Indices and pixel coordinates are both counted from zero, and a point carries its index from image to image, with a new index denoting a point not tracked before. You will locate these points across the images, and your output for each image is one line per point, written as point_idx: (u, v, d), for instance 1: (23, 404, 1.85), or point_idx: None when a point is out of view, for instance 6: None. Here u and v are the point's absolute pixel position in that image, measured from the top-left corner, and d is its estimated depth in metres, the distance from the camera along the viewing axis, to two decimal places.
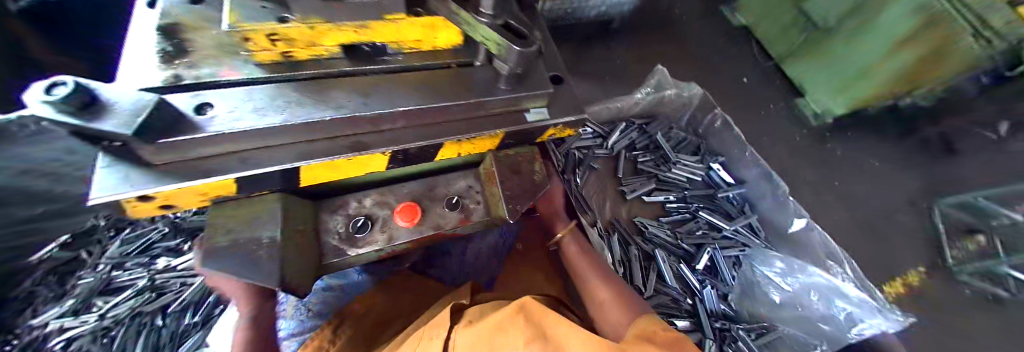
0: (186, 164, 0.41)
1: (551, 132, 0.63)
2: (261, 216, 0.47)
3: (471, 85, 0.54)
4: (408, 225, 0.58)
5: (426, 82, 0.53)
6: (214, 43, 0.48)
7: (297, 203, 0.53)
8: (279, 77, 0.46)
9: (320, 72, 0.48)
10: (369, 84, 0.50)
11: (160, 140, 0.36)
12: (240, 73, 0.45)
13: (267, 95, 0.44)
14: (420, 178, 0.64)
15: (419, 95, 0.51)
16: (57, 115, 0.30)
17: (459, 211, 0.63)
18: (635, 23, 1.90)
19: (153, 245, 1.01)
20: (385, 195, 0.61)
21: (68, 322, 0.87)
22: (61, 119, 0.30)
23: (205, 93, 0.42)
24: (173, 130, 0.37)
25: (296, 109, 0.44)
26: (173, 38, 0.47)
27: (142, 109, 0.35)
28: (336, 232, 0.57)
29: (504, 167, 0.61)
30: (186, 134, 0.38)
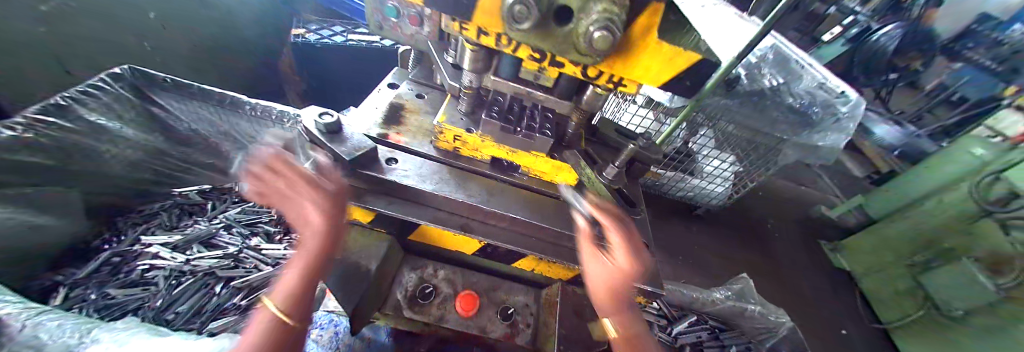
0: (355, 190, 0.57)
1: None
2: (371, 249, 0.57)
3: (569, 217, 0.63)
4: (461, 313, 0.61)
5: (537, 202, 0.63)
6: (417, 124, 0.68)
7: (394, 249, 0.61)
8: (441, 159, 0.62)
9: (469, 166, 0.63)
10: (497, 188, 0.63)
11: (358, 170, 0.54)
12: (419, 146, 0.63)
13: (430, 168, 0.60)
14: (491, 277, 0.67)
15: (527, 210, 0.60)
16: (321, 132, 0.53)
17: (509, 324, 0.62)
18: (721, 220, 1.93)
19: (259, 223, 1.08)
20: (456, 276, 0.65)
21: (164, 253, 0.94)
22: (317, 136, 0.54)
23: (394, 152, 0.60)
24: (367, 168, 0.55)
25: (442, 185, 0.58)
26: (394, 111, 0.69)
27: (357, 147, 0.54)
28: (405, 288, 0.62)
29: (567, 303, 0.62)
30: (374, 172, 0.55)
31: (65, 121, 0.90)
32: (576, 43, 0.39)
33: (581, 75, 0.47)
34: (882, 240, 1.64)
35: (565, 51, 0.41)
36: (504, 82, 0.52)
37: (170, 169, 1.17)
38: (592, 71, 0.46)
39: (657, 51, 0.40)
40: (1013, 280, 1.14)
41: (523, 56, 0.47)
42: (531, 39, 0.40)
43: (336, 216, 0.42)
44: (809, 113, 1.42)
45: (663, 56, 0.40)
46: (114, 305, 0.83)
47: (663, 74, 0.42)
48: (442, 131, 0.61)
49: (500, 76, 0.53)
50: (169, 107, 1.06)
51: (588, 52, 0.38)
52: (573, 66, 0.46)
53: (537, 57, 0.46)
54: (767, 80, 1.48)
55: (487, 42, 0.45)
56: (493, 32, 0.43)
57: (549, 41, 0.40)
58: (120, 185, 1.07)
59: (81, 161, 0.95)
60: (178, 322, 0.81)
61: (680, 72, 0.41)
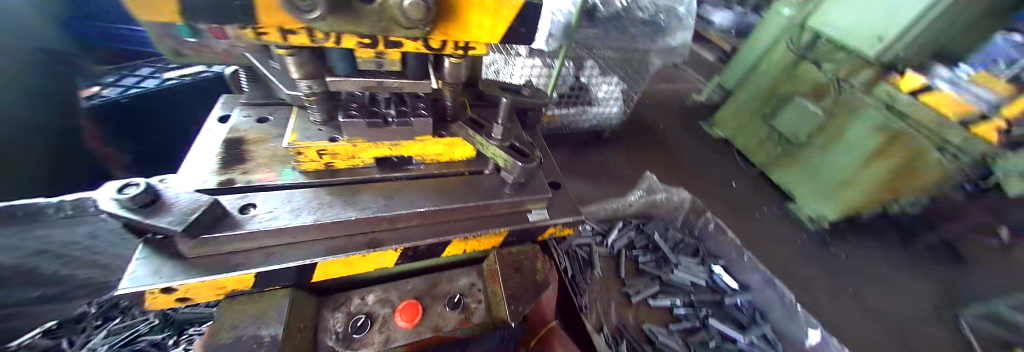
0: (216, 257, 0.47)
1: (551, 230, 0.68)
2: (268, 312, 0.49)
3: (478, 188, 0.62)
4: (406, 324, 0.58)
5: (442, 185, 0.61)
6: (270, 154, 0.58)
7: (302, 300, 0.54)
8: (315, 181, 0.54)
9: (352, 177, 0.57)
10: (394, 188, 0.58)
11: (205, 235, 0.44)
12: (281, 177, 0.54)
13: (306, 197, 0.52)
14: (426, 276, 0.65)
15: (433, 198, 0.58)
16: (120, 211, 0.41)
17: (460, 311, 0.62)
18: (625, 136, 2.15)
19: (139, 337, 0.87)
20: (389, 292, 0.62)
21: None
22: (117, 212, 0.41)
23: (250, 195, 0.51)
24: (216, 227, 0.45)
25: (323, 210, 0.50)
26: (232, 148, 0.58)
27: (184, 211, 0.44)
28: (334, 331, 0.56)
29: (507, 266, 0.64)
30: (228, 230, 0.45)
31: None
32: (395, 16, 0.36)
33: (423, 50, 0.44)
34: (740, 105, 2.02)
35: (389, 29, 0.38)
36: (344, 80, 0.46)
37: None
38: (431, 42, 0.43)
39: (484, 8, 0.39)
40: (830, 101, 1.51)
41: (351, 45, 0.41)
42: (342, 24, 0.35)
43: None
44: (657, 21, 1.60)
45: (490, 10, 0.39)
46: None
47: (499, 26, 0.42)
48: (301, 151, 0.51)
49: (336, 74, 0.48)
50: None
51: (409, 24, 0.36)
52: (412, 41, 0.42)
53: (368, 42, 0.41)
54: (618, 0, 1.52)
55: (299, 41, 0.38)
56: (298, 29, 0.36)
57: (368, 23, 0.36)
58: None
59: None
60: None
61: (513, 19, 0.41)
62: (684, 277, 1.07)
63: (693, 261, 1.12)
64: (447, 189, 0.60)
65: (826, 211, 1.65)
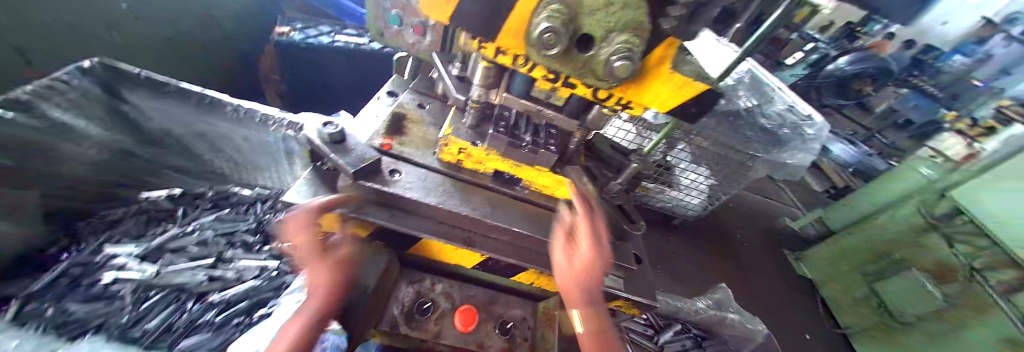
0: None
1: (619, 302, 0.67)
2: (369, 263, 0.56)
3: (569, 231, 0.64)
4: (460, 328, 0.60)
5: (539, 215, 0.65)
6: (420, 135, 0.68)
7: (392, 264, 0.60)
8: (444, 171, 0.62)
9: (470, 179, 0.64)
10: (500, 201, 0.63)
11: (361, 181, 0.53)
12: (421, 157, 0.62)
13: (435, 182, 0.59)
14: (488, 290, 0.68)
15: (531, 225, 0.61)
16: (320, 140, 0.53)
17: (507, 338, 0.62)
18: (696, 230, 2.03)
19: (237, 232, 1.04)
20: (454, 290, 0.65)
21: (132, 263, 0.86)
22: (319, 143, 0.53)
23: (397, 163, 0.60)
24: (370, 178, 0.54)
25: (444, 197, 0.58)
26: (394, 120, 0.69)
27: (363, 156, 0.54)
28: (402, 304, 0.61)
29: (565, 318, 0.63)
30: (377, 184, 0.53)
31: (22, 114, 0.78)
32: (595, 68, 0.41)
33: (592, 97, 0.49)
34: (841, 250, 1.78)
35: (584, 74, 0.43)
36: (514, 99, 0.54)
37: (136, 172, 1.08)
38: (603, 94, 0.48)
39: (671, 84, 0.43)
40: (958, 289, 1.28)
41: (537, 76, 0.48)
42: (551, 62, 0.41)
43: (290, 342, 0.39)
44: (779, 133, 1.52)
45: (668, 88, 0.43)
46: (72, 323, 0.75)
47: (670, 100, 0.45)
48: (447, 144, 0.60)
49: (510, 92, 0.55)
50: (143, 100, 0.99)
51: (606, 77, 0.40)
52: (585, 88, 0.48)
53: (552, 78, 0.48)
54: (743, 102, 1.59)
55: (504, 61, 0.46)
56: (512, 53, 0.44)
57: (570, 66, 0.42)
58: (77, 187, 0.97)
59: (38, 164, 0.86)
60: (147, 339, 0.76)
61: (685, 99, 0.45)
62: None
63: None
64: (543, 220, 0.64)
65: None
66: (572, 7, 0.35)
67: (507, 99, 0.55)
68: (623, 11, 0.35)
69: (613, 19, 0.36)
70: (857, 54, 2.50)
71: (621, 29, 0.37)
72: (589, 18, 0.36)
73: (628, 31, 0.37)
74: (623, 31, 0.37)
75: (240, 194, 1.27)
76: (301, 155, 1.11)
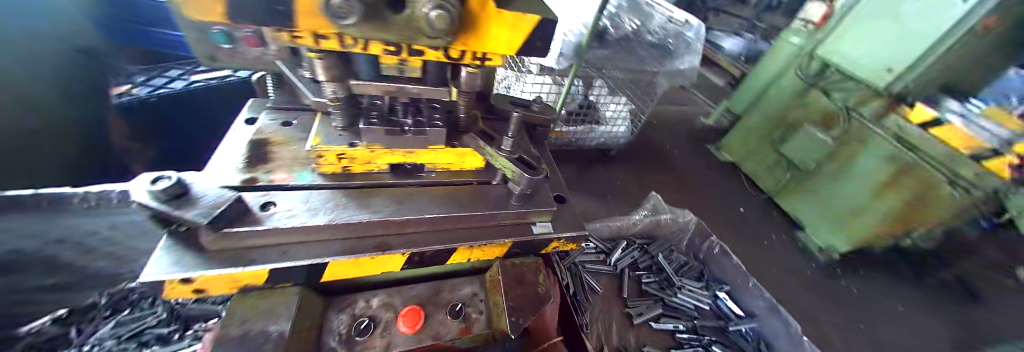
0: (233, 251, 0.49)
1: (555, 244, 0.69)
2: (278, 309, 0.50)
3: (484, 198, 0.64)
4: (409, 329, 0.58)
5: (451, 193, 0.63)
6: (292, 155, 0.61)
7: (311, 298, 0.55)
8: (331, 184, 0.57)
9: (365, 182, 0.59)
10: (404, 193, 0.60)
11: (225, 229, 0.46)
12: (300, 178, 0.56)
13: (323, 199, 0.54)
14: (429, 283, 0.66)
15: (443, 205, 0.60)
16: (150, 203, 0.43)
17: (461, 320, 0.62)
18: (631, 154, 2.17)
19: (146, 329, 0.88)
20: (393, 297, 0.63)
21: None
22: (155, 206, 0.43)
23: (271, 193, 0.53)
24: (238, 221, 0.47)
25: (338, 212, 0.53)
26: (258, 149, 0.61)
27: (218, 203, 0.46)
28: (338, 332, 0.57)
29: (509, 278, 0.63)
30: (248, 225, 0.47)
31: None
32: (419, 26, 0.38)
33: (444, 58, 0.47)
34: (748, 129, 2.02)
35: (414, 37, 0.40)
36: (368, 84, 0.50)
37: None
38: (455, 52, 0.46)
39: (503, 22, 0.41)
40: (839, 129, 1.54)
41: (377, 52, 0.44)
42: (371, 33, 0.38)
43: None
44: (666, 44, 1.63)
45: (506, 26, 0.42)
46: None
47: (514, 40, 0.44)
48: (321, 154, 0.54)
49: (361, 78, 0.51)
50: None
51: (432, 34, 0.38)
52: (433, 51, 0.45)
53: (393, 50, 0.44)
54: (628, 24, 1.58)
55: (330, 46, 0.41)
56: (330, 34, 0.39)
57: (393, 32, 0.39)
58: None
59: None
60: None
61: (528, 35, 0.44)
62: (687, 302, 1.05)
63: (699, 286, 1.09)
64: (455, 196, 0.62)
65: (837, 243, 1.61)
66: None
67: (362, 87, 0.50)
68: None
69: None
70: None
71: None
72: None
73: None
74: None
75: None
76: None
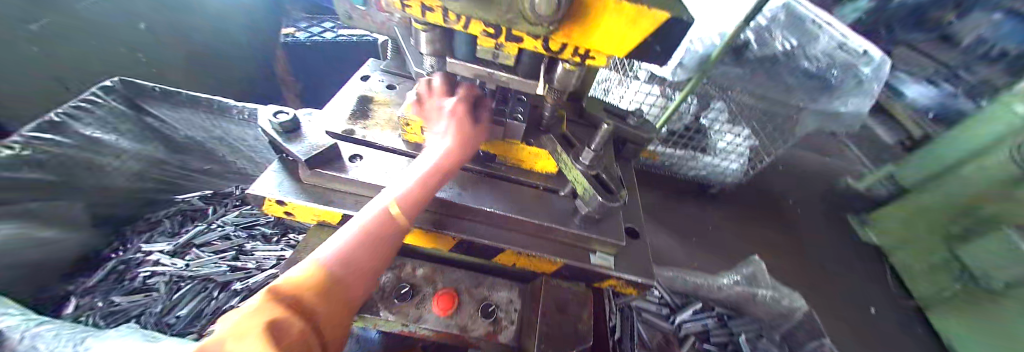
0: (320, 189, 0.55)
1: (610, 282, 0.60)
2: None
3: (547, 206, 0.59)
4: (440, 311, 0.58)
5: (515, 192, 0.60)
6: (386, 117, 0.66)
7: None
8: (411, 151, 0.60)
9: None
10: (471, 179, 0.60)
11: (318, 169, 0.52)
12: (386, 141, 0.60)
13: (399, 166, 0.57)
14: (472, 273, 0.65)
15: (505, 203, 0.57)
16: (275, 134, 0.52)
17: (490, 322, 0.59)
18: (734, 196, 1.85)
19: (257, 225, 1.10)
20: (436, 274, 0.63)
21: (165, 259, 0.95)
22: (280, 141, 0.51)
23: (362, 149, 0.58)
24: (331, 166, 0.54)
25: None
26: (365, 106, 0.67)
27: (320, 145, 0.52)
28: (381, 288, 0.60)
29: (548, 297, 0.58)
30: (336, 171, 0.53)
31: (64, 136, 0.92)
32: (523, 9, 0.34)
33: (543, 49, 0.42)
34: (917, 211, 1.50)
35: (513, 22, 0.36)
36: (460, 64, 0.48)
37: (171, 177, 1.18)
38: (553, 44, 0.40)
39: (618, 16, 0.33)
40: None
41: (476, 32, 0.42)
42: (470, 10, 0.35)
43: (435, 186, 0.44)
44: (826, 77, 1.29)
45: (619, 25, 0.34)
46: (118, 312, 0.84)
47: (627, 40, 0.36)
48: (406, 123, 0.58)
49: (456, 56, 0.49)
50: (162, 115, 1.10)
51: (535, 20, 0.33)
52: (533, 39, 0.40)
53: (491, 32, 0.41)
54: (780, 43, 1.35)
55: (434, 19, 0.40)
56: (436, 7, 0.38)
57: (494, 12, 0.35)
58: (121, 195, 1.07)
59: (83, 178, 0.96)
60: (179, 327, 0.83)
61: (648, 35, 0.35)
62: None
63: None
64: (518, 194, 0.60)
65: None
66: None
67: (456, 66, 0.48)
68: None
69: None
70: None
71: None
72: None
73: None
74: None
75: None
76: None
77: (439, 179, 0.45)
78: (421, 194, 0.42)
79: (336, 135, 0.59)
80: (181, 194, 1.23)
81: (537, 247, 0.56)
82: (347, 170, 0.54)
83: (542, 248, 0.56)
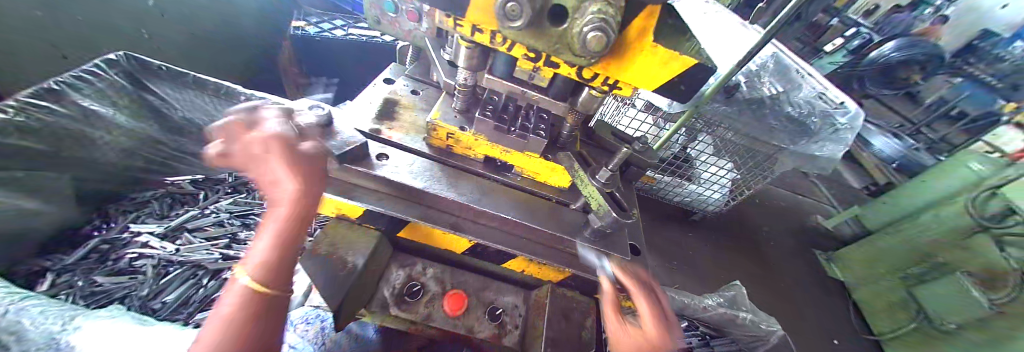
0: (345, 183, 0.56)
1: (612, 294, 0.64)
2: (359, 241, 0.57)
3: (559, 217, 0.63)
4: (449, 312, 0.60)
5: (530, 202, 0.63)
6: (410, 121, 0.68)
7: (383, 247, 0.61)
8: (434, 155, 0.63)
9: (461, 164, 0.63)
10: (488, 185, 0.63)
11: (347, 165, 0.54)
12: (411, 144, 0.63)
13: (423, 168, 0.60)
14: (479, 277, 0.67)
15: (520, 211, 0.60)
16: (309, 126, 0.54)
17: (495, 325, 0.61)
18: (716, 225, 1.95)
19: (252, 215, 1.08)
20: (445, 274, 0.65)
21: (154, 241, 0.93)
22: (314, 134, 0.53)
23: (387, 148, 0.60)
24: (359, 163, 0.55)
25: (431, 181, 0.58)
26: (390, 108, 0.70)
27: (350, 141, 0.54)
28: (393, 285, 0.61)
29: (554, 305, 0.61)
30: (364, 168, 0.55)
31: (58, 105, 0.88)
32: (570, 42, 0.38)
33: (577, 76, 0.46)
34: (879, 252, 1.63)
35: (559, 51, 0.40)
36: (497, 81, 0.52)
37: (162, 158, 1.15)
38: (588, 72, 0.45)
39: (653, 56, 0.38)
40: (1005, 296, 1.14)
41: (518, 55, 0.46)
42: (522, 37, 0.39)
43: (298, 221, 0.40)
44: (806, 122, 1.42)
45: (653, 63, 0.39)
46: (100, 293, 0.81)
47: (656, 77, 0.41)
48: (434, 128, 0.61)
49: (494, 74, 0.53)
50: (165, 95, 1.04)
51: (581, 53, 0.37)
52: (569, 66, 0.45)
53: (532, 56, 0.45)
54: (767, 88, 1.49)
55: (481, 39, 0.44)
56: (487, 30, 0.42)
57: (543, 41, 0.39)
58: (108, 171, 1.03)
59: (69, 149, 0.92)
60: (162, 313, 0.80)
61: (675, 76, 0.40)
62: None
63: None
64: (533, 204, 0.63)
65: None
66: None
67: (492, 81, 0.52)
68: None
69: None
70: (904, 39, 2.32)
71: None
72: None
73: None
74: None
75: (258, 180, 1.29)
76: None
77: (302, 213, 0.41)
78: (285, 237, 0.39)
79: (362, 132, 0.61)
80: (172, 177, 1.21)
81: (548, 255, 0.60)
82: (375, 168, 0.56)
83: (553, 256, 0.60)
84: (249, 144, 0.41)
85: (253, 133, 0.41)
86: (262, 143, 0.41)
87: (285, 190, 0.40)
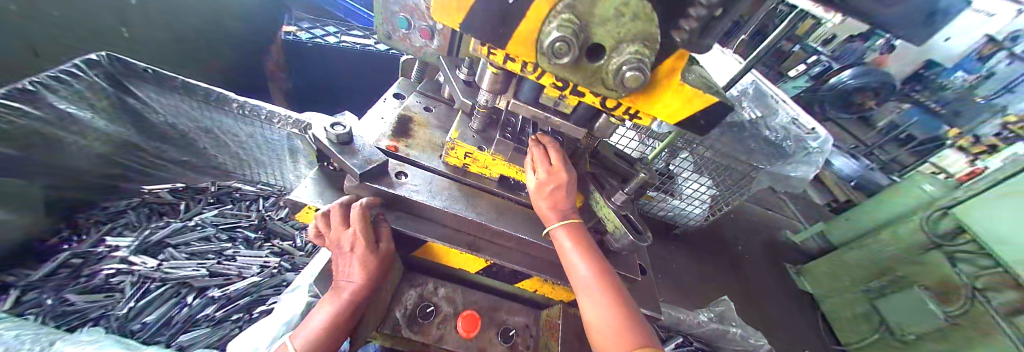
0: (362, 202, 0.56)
1: None
2: None
3: None
4: (463, 333, 0.59)
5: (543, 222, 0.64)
6: (424, 139, 0.69)
7: (397, 266, 0.60)
8: (450, 175, 0.63)
9: (476, 183, 0.64)
10: (503, 205, 0.64)
11: (367, 183, 0.54)
12: (428, 163, 0.63)
13: (440, 187, 0.60)
14: (490, 297, 0.67)
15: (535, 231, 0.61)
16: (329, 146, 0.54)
17: (509, 346, 0.61)
18: (698, 240, 2.03)
19: (239, 228, 1.05)
20: (456, 294, 0.65)
21: (134, 256, 0.89)
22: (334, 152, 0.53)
23: (404, 167, 0.61)
24: (378, 181, 0.55)
25: (449, 200, 0.58)
26: (404, 126, 0.70)
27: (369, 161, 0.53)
28: (405, 306, 0.60)
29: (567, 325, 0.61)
30: (384, 186, 0.55)
31: (31, 106, 0.80)
32: (605, 77, 0.40)
33: (601, 105, 0.48)
34: (843, 266, 1.75)
35: (592, 84, 0.42)
36: (523, 105, 0.54)
37: (139, 165, 1.08)
38: (611, 102, 0.47)
39: (679, 91, 0.42)
40: (958, 308, 1.27)
41: (546, 83, 0.48)
42: (558, 71, 0.41)
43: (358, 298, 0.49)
44: (782, 145, 1.53)
45: (679, 97, 0.42)
46: (72, 313, 0.77)
47: (679, 110, 0.44)
48: (452, 148, 0.61)
49: (518, 99, 0.55)
50: (148, 99, 0.98)
51: (616, 88, 0.39)
52: (595, 96, 0.47)
53: (560, 85, 0.47)
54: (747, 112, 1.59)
55: (513, 68, 0.45)
56: (521, 60, 0.44)
57: (578, 75, 0.41)
58: (79, 179, 0.96)
59: (41, 153, 0.84)
60: (144, 335, 0.76)
61: (696, 111, 0.43)
62: None
63: None
64: None
65: None
66: (582, 17, 0.35)
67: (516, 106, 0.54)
68: (633, 21, 0.35)
69: (623, 30, 0.36)
70: (859, 68, 2.57)
71: (632, 39, 0.36)
72: (601, 28, 0.36)
73: (639, 42, 0.36)
74: (633, 41, 0.37)
75: (244, 190, 1.25)
76: (306, 153, 1.11)
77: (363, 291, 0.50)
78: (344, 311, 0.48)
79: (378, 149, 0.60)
80: (149, 186, 1.14)
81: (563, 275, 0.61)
82: (396, 187, 0.56)
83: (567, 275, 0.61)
84: (341, 237, 0.49)
85: (349, 229, 0.49)
86: (351, 242, 0.48)
87: (354, 279, 0.49)
